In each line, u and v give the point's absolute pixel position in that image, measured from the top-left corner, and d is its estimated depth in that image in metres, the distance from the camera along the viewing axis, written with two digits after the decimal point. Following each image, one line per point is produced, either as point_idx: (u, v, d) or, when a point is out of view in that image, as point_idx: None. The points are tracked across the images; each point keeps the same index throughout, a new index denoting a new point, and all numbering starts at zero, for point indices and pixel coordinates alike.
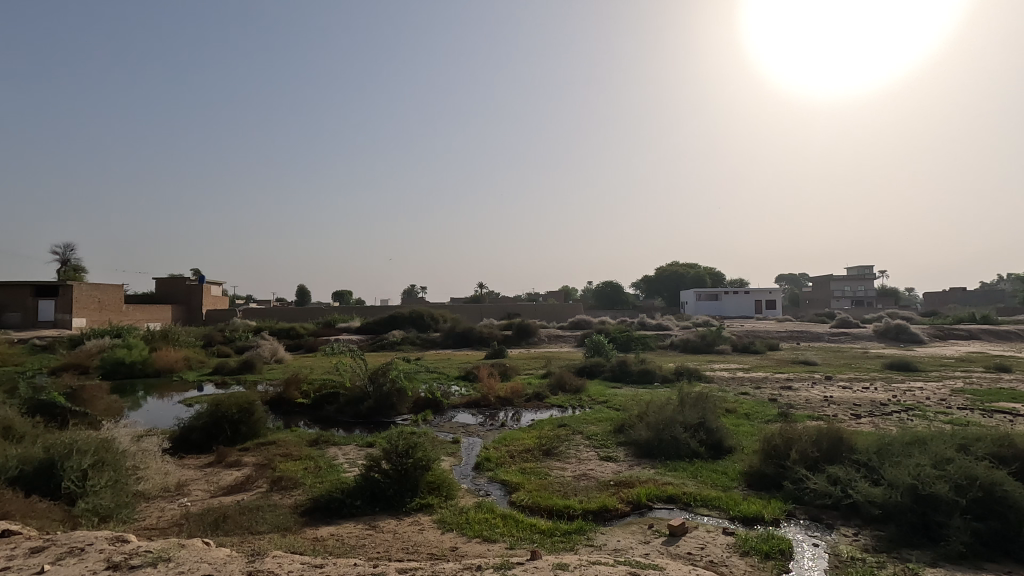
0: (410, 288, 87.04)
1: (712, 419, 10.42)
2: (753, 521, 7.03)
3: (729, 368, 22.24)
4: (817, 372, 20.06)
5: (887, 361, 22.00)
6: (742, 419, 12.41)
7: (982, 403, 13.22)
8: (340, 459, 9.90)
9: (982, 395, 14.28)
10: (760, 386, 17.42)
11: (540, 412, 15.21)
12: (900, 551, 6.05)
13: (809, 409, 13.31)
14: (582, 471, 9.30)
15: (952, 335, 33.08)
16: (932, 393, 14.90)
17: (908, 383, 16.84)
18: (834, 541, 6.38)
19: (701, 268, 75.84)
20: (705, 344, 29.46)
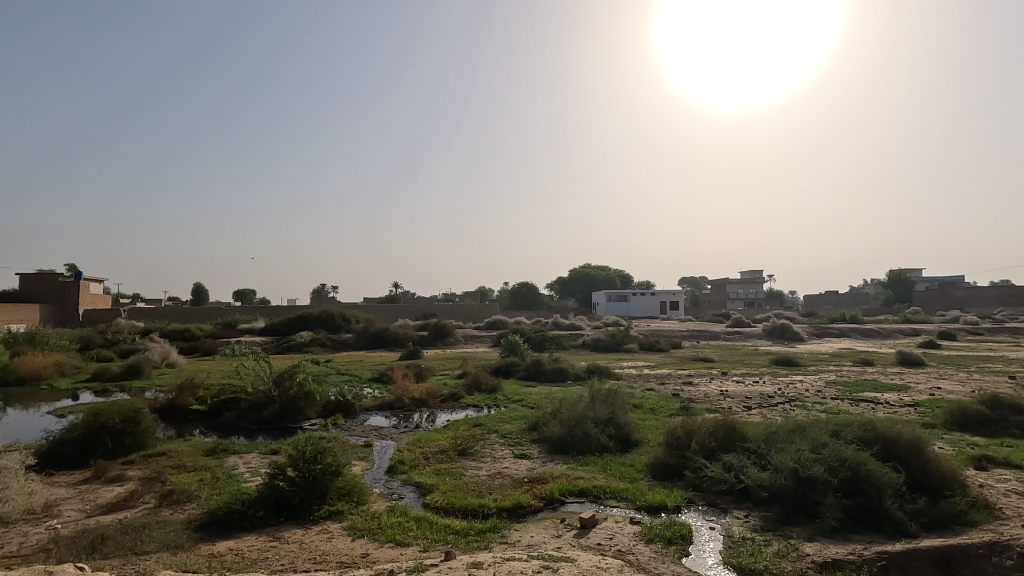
0: (321, 288, 83.40)
1: (621, 414, 10.90)
2: (657, 509, 7.43)
3: (636, 365, 23.39)
4: (714, 368, 21.57)
5: (773, 357, 24.13)
6: (648, 413, 13.08)
7: (851, 393, 14.85)
8: (240, 468, 9.28)
9: (850, 386, 16.04)
10: (664, 382, 18.45)
11: (455, 412, 15.12)
12: (783, 529, 6.64)
13: (707, 402, 14.29)
14: (496, 469, 9.36)
15: (826, 333, 36.93)
16: (810, 386, 16.52)
17: (791, 377, 18.52)
18: (728, 524, 6.89)
19: (612, 271, 79.17)
20: (615, 343, 30.77)
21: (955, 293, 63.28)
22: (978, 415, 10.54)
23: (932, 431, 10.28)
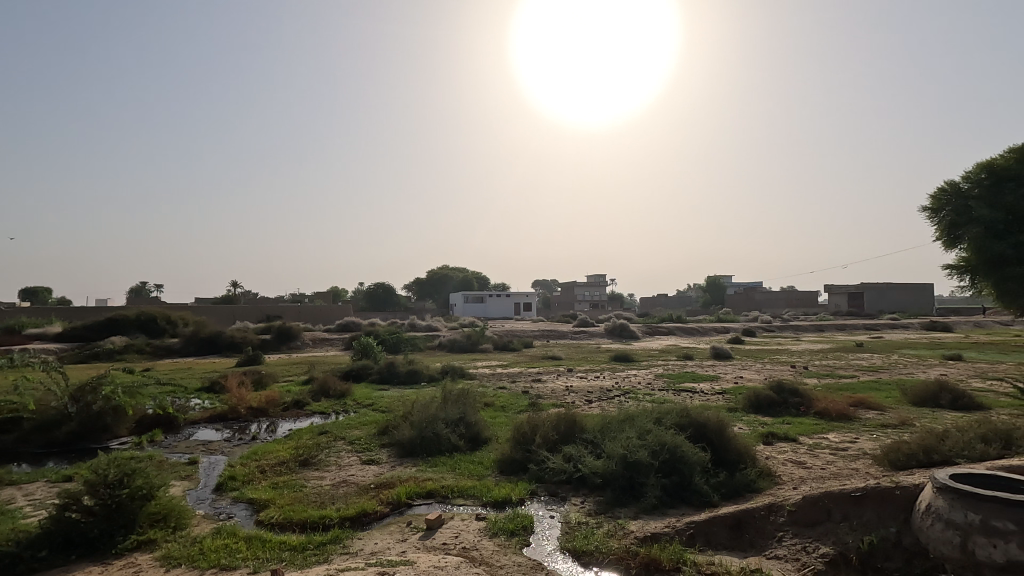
0: (139, 287, 72.66)
1: (471, 414, 11.08)
2: (502, 504, 7.68)
3: (490, 365, 23.97)
4: (561, 365, 22.91)
5: (612, 354, 26.34)
6: (499, 411, 13.47)
7: (674, 384, 16.76)
8: (18, 502, 7.69)
9: (674, 378, 18.11)
10: (515, 380, 19.14)
11: (299, 420, 14.15)
12: (613, 510, 7.27)
13: (554, 398, 15.14)
14: (341, 478, 8.94)
15: (657, 331, 41.32)
16: (642, 379, 18.33)
17: (627, 372, 20.39)
18: (566, 511, 7.36)
19: (469, 273, 80.28)
20: (470, 343, 31.22)
21: (755, 296, 74.90)
22: (768, 399, 12.56)
23: (734, 415, 12.01)
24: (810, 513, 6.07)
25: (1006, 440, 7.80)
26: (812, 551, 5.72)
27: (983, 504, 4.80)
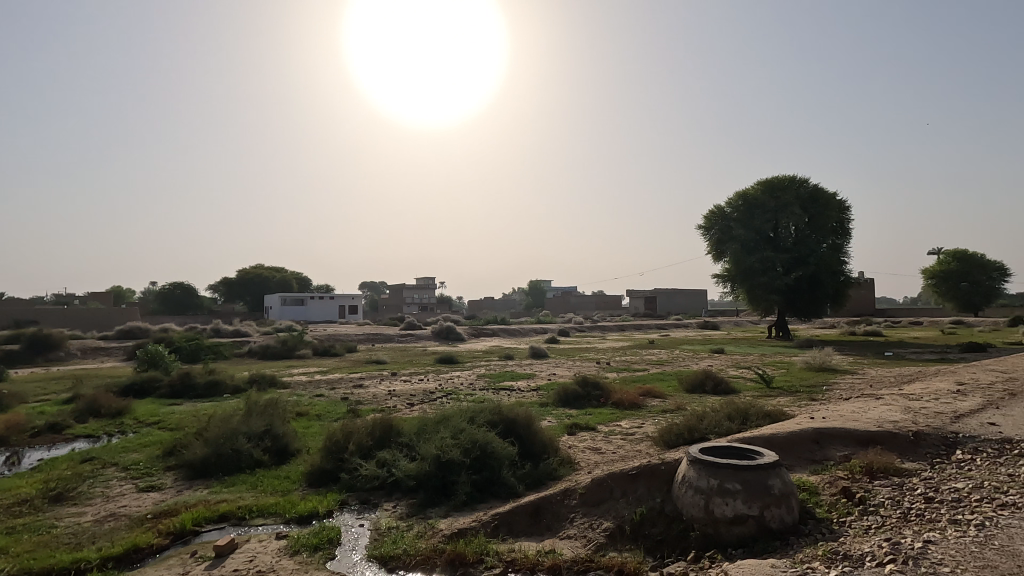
0: None
1: (279, 425, 10.25)
2: (308, 518, 7.25)
3: (307, 372, 22.44)
4: (385, 369, 22.42)
5: (438, 356, 26.57)
6: (313, 421, 12.69)
7: (494, 383, 17.50)
8: None
9: (495, 378, 18.89)
10: (334, 387, 18.20)
11: (55, 447, 11.68)
12: (424, 512, 7.33)
13: (374, 403, 14.75)
14: (108, 511, 7.59)
15: (482, 333, 42.76)
16: (465, 380, 18.78)
17: (451, 373, 20.71)
18: (377, 518, 7.23)
19: (288, 273, 74.38)
20: (286, 349, 28.90)
21: (571, 300, 81.82)
22: (574, 393, 13.76)
23: (545, 409, 12.92)
24: (596, 494, 6.88)
25: (745, 417, 9.65)
26: (597, 527, 6.47)
27: (720, 470, 5.79)
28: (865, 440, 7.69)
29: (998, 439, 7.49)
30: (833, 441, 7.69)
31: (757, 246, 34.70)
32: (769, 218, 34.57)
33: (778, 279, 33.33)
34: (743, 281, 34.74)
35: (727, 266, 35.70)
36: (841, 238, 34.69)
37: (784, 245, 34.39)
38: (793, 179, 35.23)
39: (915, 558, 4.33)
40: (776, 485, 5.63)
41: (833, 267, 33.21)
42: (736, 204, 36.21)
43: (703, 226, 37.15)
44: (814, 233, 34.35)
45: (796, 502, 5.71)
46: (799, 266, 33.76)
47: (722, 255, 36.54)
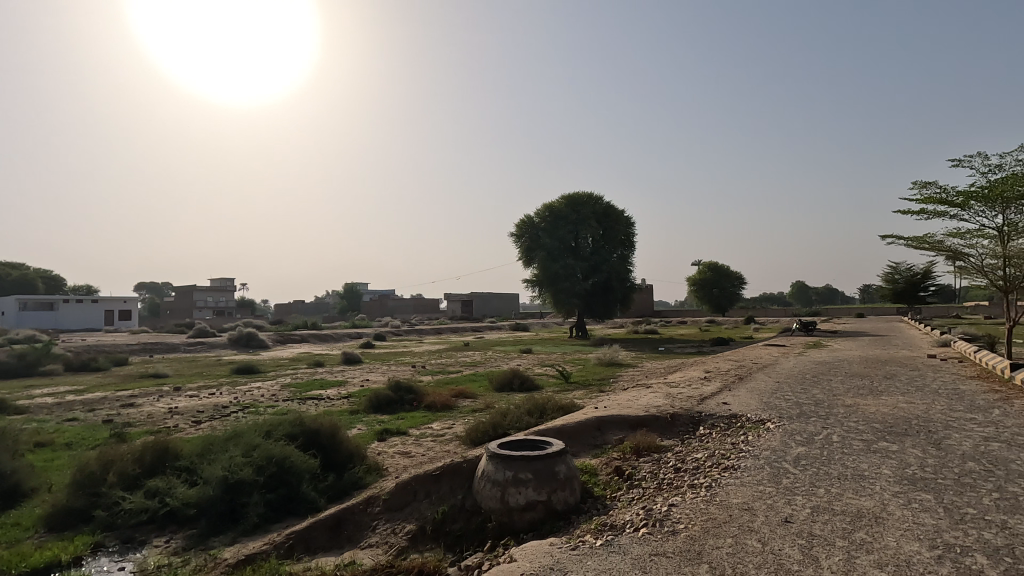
0: None
1: (5, 461, 8.14)
2: (44, 571, 5.90)
3: (55, 392, 18.30)
4: (165, 384, 19.35)
5: (235, 366, 23.80)
6: (60, 451, 10.39)
7: (301, 393, 16.26)
8: None
9: (301, 387, 17.56)
10: (93, 408, 15.12)
11: None
12: (205, 542, 6.41)
13: (149, 424, 12.63)
14: None
15: (290, 339, 39.53)
16: (266, 391, 17.10)
17: (249, 385, 18.67)
18: (142, 558, 6.20)
19: (31, 271, 59.91)
20: (25, 366, 23.18)
21: (388, 303, 80.24)
22: (386, 398, 13.47)
23: (354, 417, 12.41)
24: (399, 498, 6.94)
25: (543, 411, 10.52)
26: (398, 531, 6.53)
27: (514, 462, 6.23)
28: (636, 424, 9.00)
29: (728, 414, 9.37)
30: (611, 427, 8.85)
31: (561, 254, 38.02)
32: (571, 229, 38.14)
33: (578, 285, 36.97)
34: (549, 286, 37.74)
35: (535, 272, 38.44)
36: (627, 249, 39.84)
37: (583, 254, 38.26)
38: (590, 195, 39.39)
39: (661, 520, 5.20)
40: (562, 470, 6.23)
41: (621, 274, 37.97)
42: (544, 215, 39.16)
43: (515, 233, 39.40)
44: (607, 244, 38.87)
45: (578, 484, 6.38)
46: (595, 273, 37.86)
47: (531, 261, 39.19)
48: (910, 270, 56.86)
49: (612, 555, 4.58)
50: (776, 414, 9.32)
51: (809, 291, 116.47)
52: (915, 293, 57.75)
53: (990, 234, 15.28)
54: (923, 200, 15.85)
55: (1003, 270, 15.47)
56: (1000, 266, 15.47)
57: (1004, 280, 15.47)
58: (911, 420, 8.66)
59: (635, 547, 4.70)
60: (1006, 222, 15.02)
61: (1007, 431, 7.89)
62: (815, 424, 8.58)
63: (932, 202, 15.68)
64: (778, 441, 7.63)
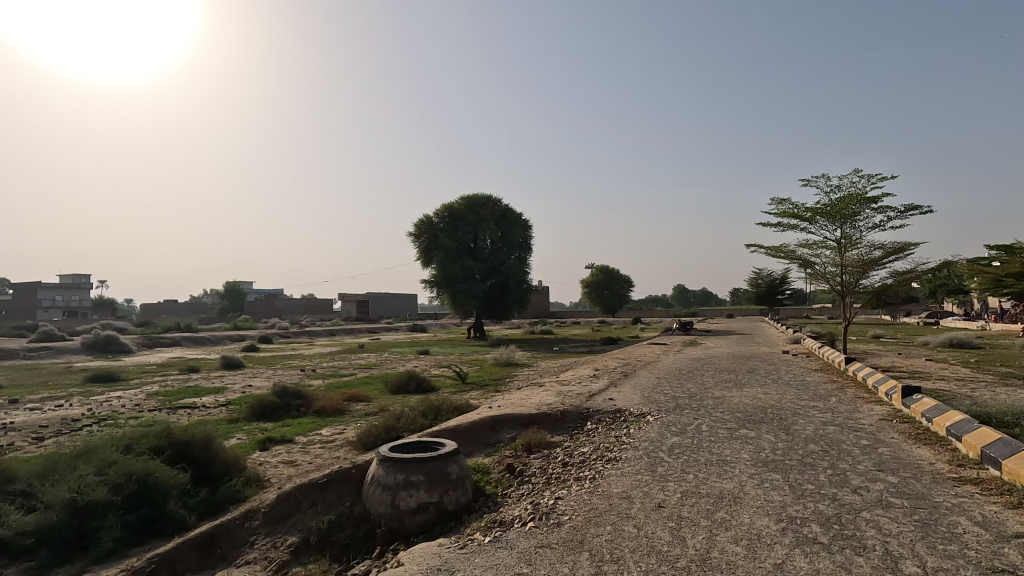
0: None
1: None
2: None
3: None
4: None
5: (89, 374, 20.98)
6: None
7: (170, 402, 14.69)
8: None
9: (171, 395, 15.88)
10: None
11: None
12: None
13: None
14: None
15: (158, 343, 35.60)
16: (127, 401, 15.26)
17: (106, 395, 16.55)
18: None
19: None
20: None
21: (276, 303, 75.33)
22: (270, 405, 12.58)
23: (234, 426, 11.47)
24: (281, 510, 6.61)
25: (438, 412, 10.47)
26: (280, 545, 6.18)
27: (405, 465, 6.15)
28: (527, 422, 9.27)
29: (614, 409, 9.94)
30: (504, 426, 9.05)
31: (459, 255, 38.00)
32: (470, 230, 38.26)
33: (476, 286, 37.18)
34: (447, 287, 37.54)
35: (433, 272, 38.03)
36: (524, 252, 40.78)
37: (481, 255, 38.55)
38: (489, 198, 39.80)
39: (546, 513, 5.39)
40: (453, 471, 6.24)
41: (518, 276, 38.79)
42: (443, 215, 38.89)
43: (413, 232, 38.68)
44: (505, 247, 39.48)
45: (470, 483, 6.42)
46: (493, 274, 38.35)
47: (429, 261, 38.72)
48: (771, 275, 63.81)
49: (500, 550, 4.68)
50: (656, 408, 10.03)
51: (688, 294, 126.50)
52: (774, 296, 64.93)
53: (830, 245, 17.64)
54: (780, 214, 17.91)
55: (840, 277, 17.91)
56: (838, 273, 17.90)
57: (841, 285, 17.91)
58: (767, 409, 9.75)
59: (521, 541, 4.82)
60: (843, 236, 17.43)
61: (840, 416, 9.15)
62: (688, 416, 9.36)
63: (787, 216, 17.77)
64: (656, 433, 8.23)
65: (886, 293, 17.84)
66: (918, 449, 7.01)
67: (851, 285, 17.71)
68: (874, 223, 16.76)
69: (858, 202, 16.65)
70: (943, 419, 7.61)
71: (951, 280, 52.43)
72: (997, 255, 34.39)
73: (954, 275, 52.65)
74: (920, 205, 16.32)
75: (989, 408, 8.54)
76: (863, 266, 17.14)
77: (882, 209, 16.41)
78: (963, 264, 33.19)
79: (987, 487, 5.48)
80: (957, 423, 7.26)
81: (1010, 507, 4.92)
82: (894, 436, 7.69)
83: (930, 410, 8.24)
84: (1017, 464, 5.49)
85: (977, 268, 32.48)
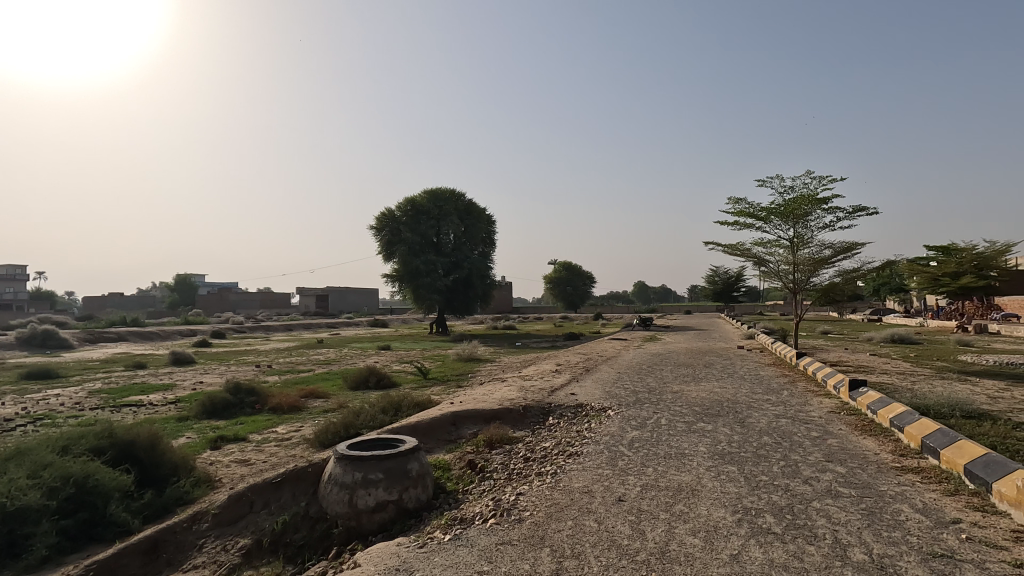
0: None
1: None
2: None
3: None
4: None
5: (24, 371, 19.72)
6: None
7: (114, 400, 13.98)
8: None
9: (114, 393, 15.05)
10: None
11: None
12: None
13: None
14: None
15: (101, 338, 33.87)
16: (67, 399, 14.41)
17: (44, 393, 15.58)
18: None
19: None
20: None
21: (230, 297, 72.82)
22: (222, 402, 12.12)
23: (182, 424, 10.96)
24: (231, 512, 6.36)
25: (398, 408, 10.29)
26: (230, 547, 5.93)
27: (364, 463, 6.00)
28: (489, 417, 9.24)
29: (575, 404, 9.99)
30: (465, 422, 9.00)
31: (422, 250, 37.57)
32: (433, 224, 37.86)
33: (439, 281, 36.82)
34: (409, 281, 37.03)
35: (395, 266, 37.45)
36: (488, 248, 40.70)
37: (444, 251, 38.22)
38: (453, 192, 39.47)
39: (507, 510, 5.36)
40: (414, 468, 6.12)
41: (481, 271, 38.61)
42: (405, 209, 38.34)
43: (374, 226, 37.93)
44: (468, 242, 39.26)
45: (430, 480, 6.31)
46: (455, 269, 38.10)
47: (391, 256, 38.12)
48: (727, 273, 65.66)
49: (460, 548, 4.62)
50: (616, 403, 10.15)
51: (648, 291, 129.03)
52: (730, 293, 66.89)
53: (784, 244, 18.25)
54: (737, 213, 18.42)
55: (792, 275, 18.56)
56: (791, 271, 18.55)
57: (793, 283, 18.57)
58: (723, 403, 10.00)
59: (482, 538, 4.77)
60: (796, 235, 18.05)
61: (791, 409, 9.48)
62: (648, 410, 9.49)
63: (743, 215, 18.29)
64: (616, 427, 8.31)
65: (835, 291, 18.59)
66: (865, 440, 7.32)
67: (802, 283, 18.36)
68: (824, 223, 17.43)
69: (810, 203, 17.27)
70: (887, 411, 7.96)
71: (892, 280, 55.24)
72: (934, 256, 36.32)
73: (896, 274, 55.41)
74: (867, 207, 17.06)
75: (928, 400, 8.99)
76: (814, 264, 17.81)
77: (832, 209, 17.09)
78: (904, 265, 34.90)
79: (927, 476, 5.75)
80: (900, 415, 7.60)
81: (948, 494, 5.18)
82: (842, 428, 8.01)
83: (875, 403, 8.62)
84: (955, 454, 5.79)
85: (917, 268, 34.23)
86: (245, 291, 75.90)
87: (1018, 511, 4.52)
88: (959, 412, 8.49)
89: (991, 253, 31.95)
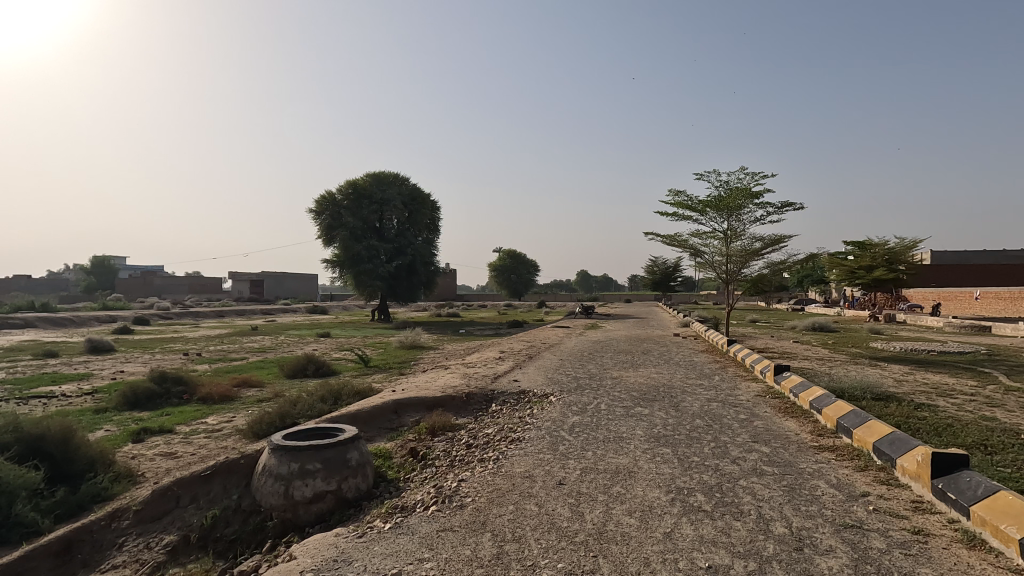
0: None
1: None
2: None
3: None
4: None
5: None
6: None
7: (22, 391, 12.87)
8: None
9: (21, 384, 13.78)
10: None
11: None
12: None
13: None
14: None
15: (3, 325, 30.90)
16: None
17: None
18: None
19: None
20: None
21: (155, 282, 68.49)
22: (146, 392, 11.39)
23: (101, 417, 10.23)
24: (155, 507, 6.02)
25: (337, 397, 10.03)
26: (154, 545, 5.60)
27: (301, 453, 5.82)
28: (432, 405, 9.19)
29: (518, 391, 10.09)
30: (407, 410, 8.91)
31: (363, 235, 36.60)
32: (375, 209, 36.90)
33: (381, 267, 36.03)
34: (350, 268, 36.04)
35: (335, 252, 36.29)
36: (431, 234, 40.25)
37: (387, 236, 37.45)
38: (397, 176, 38.66)
39: (449, 497, 5.35)
40: (353, 458, 6.00)
41: (425, 258, 38.13)
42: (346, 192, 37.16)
43: (313, 209, 36.55)
44: (412, 228, 38.68)
45: (370, 470, 6.21)
46: (399, 255, 37.43)
47: (331, 241, 36.88)
48: (665, 263, 68.13)
49: (400, 537, 4.56)
50: (557, 389, 10.33)
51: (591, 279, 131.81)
52: (668, 283, 69.42)
53: (718, 236, 19.07)
54: (676, 205, 19.07)
55: (726, 266, 19.41)
56: (723, 262, 19.40)
57: (726, 274, 19.44)
58: (659, 388, 10.37)
59: (423, 526, 4.75)
60: (729, 228, 18.89)
61: (721, 393, 9.99)
62: (588, 395, 9.73)
63: (682, 207, 18.94)
64: (558, 413, 8.49)
65: (763, 281, 19.65)
66: (787, 421, 7.81)
67: (734, 273, 19.28)
68: (755, 216, 18.32)
69: (743, 197, 18.09)
70: (808, 394, 8.54)
71: (815, 271, 59.75)
72: (851, 250, 39.15)
73: (817, 266, 59.28)
74: (793, 202, 18.14)
75: (843, 383, 9.69)
76: (745, 256, 18.76)
77: (762, 204, 18.01)
78: (826, 258, 37.53)
79: (841, 453, 6.21)
80: (819, 397, 8.16)
81: (858, 469, 5.63)
82: (767, 410, 8.53)
83: (797, 387, 9.20)
84: (865, 433, 6.27)
85: (836, 261, 36.70)
86: (172, 274, 71.63)
87: (917, 484, 4.97)
88: (869, 394, 9.22)
89: (900, 248, 34.86)
